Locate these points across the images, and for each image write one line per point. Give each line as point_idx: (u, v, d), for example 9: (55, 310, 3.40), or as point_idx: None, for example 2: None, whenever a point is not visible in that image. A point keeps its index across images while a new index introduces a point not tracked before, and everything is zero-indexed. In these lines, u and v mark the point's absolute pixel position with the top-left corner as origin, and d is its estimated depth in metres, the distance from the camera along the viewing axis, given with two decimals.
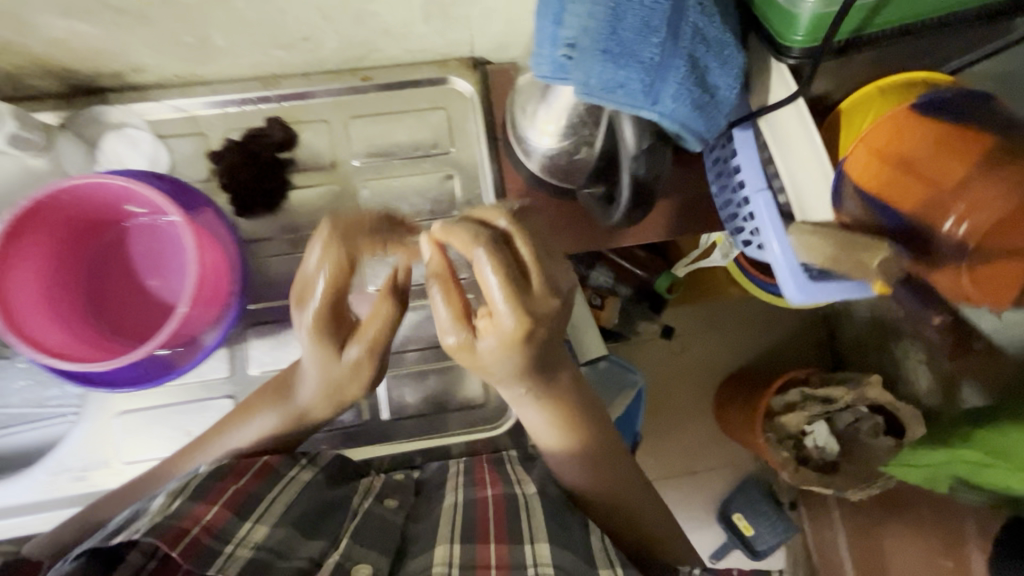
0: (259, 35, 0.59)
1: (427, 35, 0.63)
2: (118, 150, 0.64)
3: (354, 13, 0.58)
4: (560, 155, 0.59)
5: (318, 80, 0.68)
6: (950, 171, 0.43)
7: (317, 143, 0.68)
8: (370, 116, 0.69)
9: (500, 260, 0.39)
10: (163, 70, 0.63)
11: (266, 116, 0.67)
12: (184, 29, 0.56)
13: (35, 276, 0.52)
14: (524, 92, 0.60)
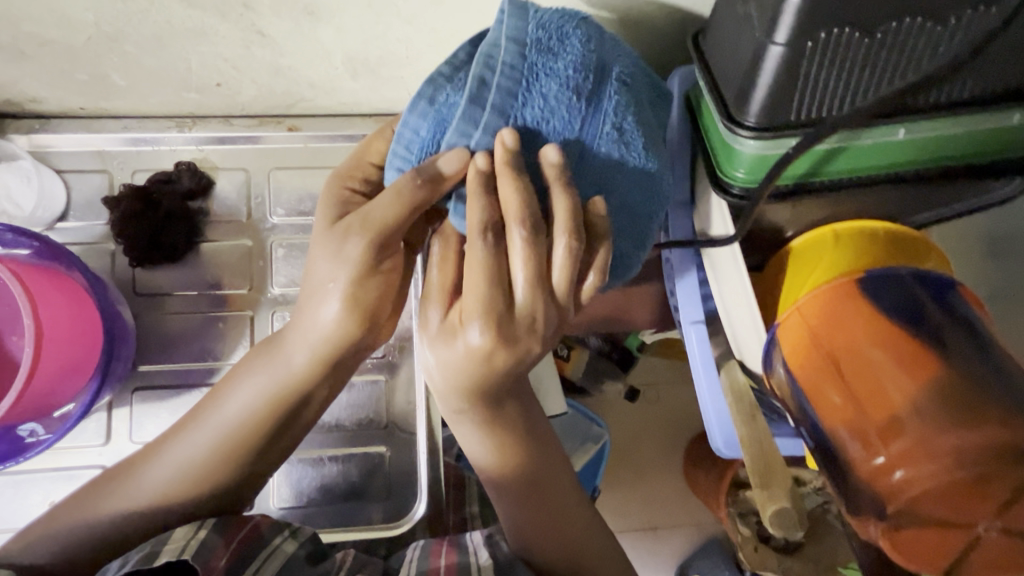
0: (164, 78, 0.53)
1: (358, 91, 0.56)
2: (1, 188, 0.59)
3: (269, 66, 0.51)
4: None
5: (242, 124, 0.61)
6: (882, 403, 0.37)
7: (231, 193, 0.62)
8: (293, 169, 0.63)
9: (480, 196, 0.33)
10: (62, 103, 0.57)
11: (178, 160, 0.61)
12: (74, 68, 0.50)
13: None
14: None
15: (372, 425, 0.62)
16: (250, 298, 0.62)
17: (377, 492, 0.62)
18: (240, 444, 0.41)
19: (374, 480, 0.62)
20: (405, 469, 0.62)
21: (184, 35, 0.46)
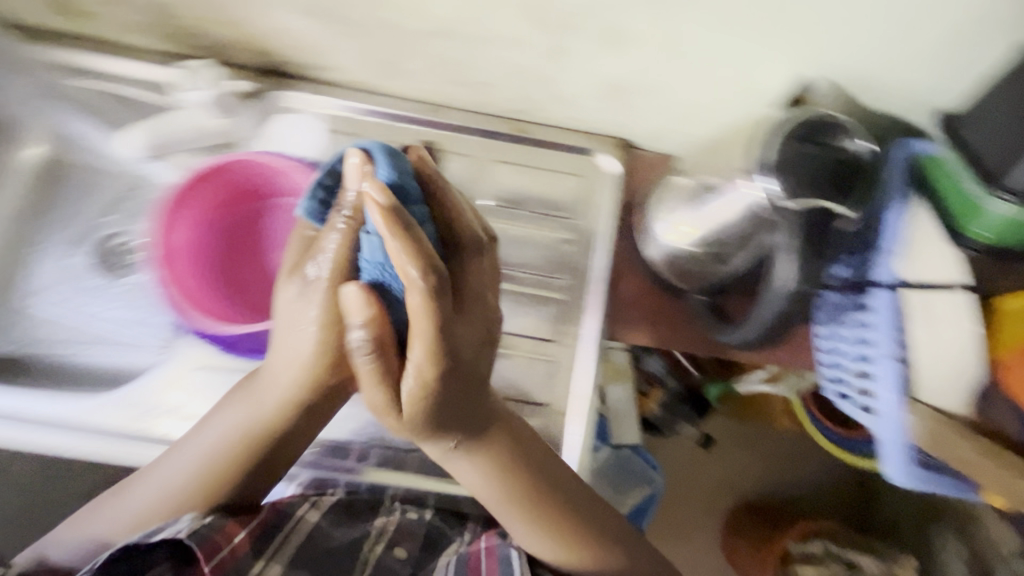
0: (446, 71, 0.64)
1: (595, 111, 0.66)
2: (274, 134, 0.69)
3: (539, 76, 0.62)
4: (678, 257, 0.65)
5: (481, 119, 0.72)
6: None
7: (457, 175, 0.72)
8: (512, 165, 0.72)
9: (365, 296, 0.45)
10: (349, 75, 0.68)
11: (422, 138, 0.71)
12: (390, 51, 0.62)
13: (189, 225, 0.62)
14: (673, 191, 0.65)
15: (531, 404, 0.67)
16: None
17: None
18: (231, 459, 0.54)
19: None
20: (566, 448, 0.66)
21: (495, 41, 0.57)
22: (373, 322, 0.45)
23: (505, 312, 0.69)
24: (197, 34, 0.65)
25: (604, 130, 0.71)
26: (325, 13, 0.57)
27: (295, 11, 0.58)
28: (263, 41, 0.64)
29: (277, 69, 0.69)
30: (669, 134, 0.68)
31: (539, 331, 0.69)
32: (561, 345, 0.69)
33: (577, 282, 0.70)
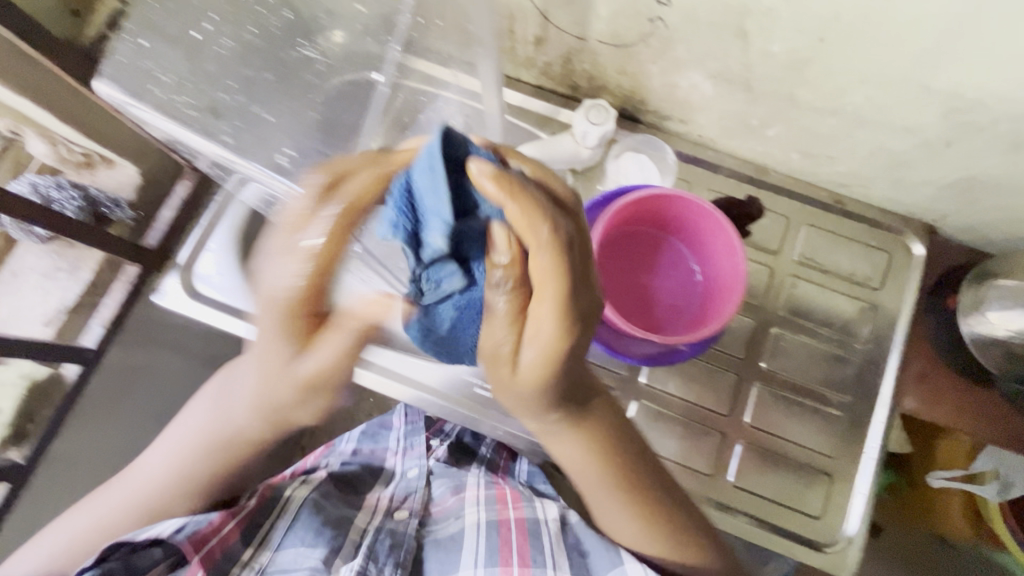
0: (802, 141, 0.72)
1: (927, 195, 0.73)
2: (626, 171, 0.77)
3: (895, 160, 0.69)
4: (994, 342, 0.66)
5: (800, 184, 0.79)
6: None
7: (771, 232, 0.78)
8: (821, 231, 0.78)
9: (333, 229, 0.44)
10: (700, 129, 0.77)
11: (746, 192, 0.79)
12: (763, 119, 0.71)
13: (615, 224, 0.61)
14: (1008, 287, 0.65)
15: (818, 451, 0.73)
16: (756, 314, 0.76)
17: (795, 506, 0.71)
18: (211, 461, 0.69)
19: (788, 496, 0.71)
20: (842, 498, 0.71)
21: (880, 127, 0.65)
22: (517, 263, 0.44)
23: (802, 364, 0.75)
24: (584, 77, 0.76)
25: (919, 212, 0.77)
26: (734, 82, 0.66)
27: (703, 76, 0.67)
28: (645, 91, 0.74)
29: (634, 113, 0.79)
30: (991, 227, 0.73)
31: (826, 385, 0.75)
32: (850, 403, 0.74)
33: (868, 348, 0.76)
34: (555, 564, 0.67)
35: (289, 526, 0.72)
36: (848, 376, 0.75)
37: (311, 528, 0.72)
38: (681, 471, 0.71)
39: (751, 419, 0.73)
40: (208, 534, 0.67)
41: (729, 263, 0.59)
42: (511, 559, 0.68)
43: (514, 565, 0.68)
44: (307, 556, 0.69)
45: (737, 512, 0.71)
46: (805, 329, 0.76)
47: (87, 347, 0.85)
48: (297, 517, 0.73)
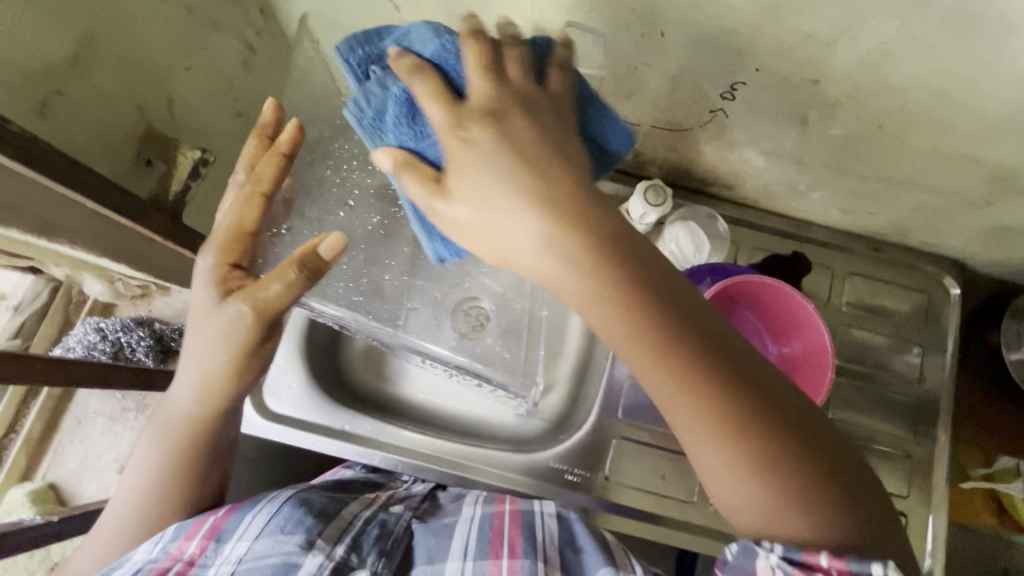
0: (845, 201, 0.75)
1: (963, 240, 0.77)
2: (678, 238, 0.77)
3: (933, 215, 0.73)
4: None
5: (840, 234, 0.83)
6: None
7: (817, 284, 0.82)
8: (864, 278, 0.82)
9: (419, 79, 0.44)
10: (745, 193, 0.80)
11: (792, 248, 0.82)
12: (808, 185, 0.74)
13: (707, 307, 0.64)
14: None
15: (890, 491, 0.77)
16: None
17: None
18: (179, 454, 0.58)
19: None
20: (920, 534, 0.76)
21: (924, 189, 0.68)
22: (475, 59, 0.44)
23: (861, 409, 0.79)
24: (632, 155, 0.77)
25: (952, 252, 0.81)
26: (787, 157, 0.68)
27: (754, 152, 0.69)
28: (693, 163, 0.76)
29: (680, 181, 0.81)
30: (1019, 262, 0.78)
31: (885, 427, 0.79)
32: (912, 443, 0.78)
33: (919, 387, 0.80)
34: (547, 560, 0.57)
35: (267, 516, 0.58)
36: (903, 414, 0.79)
37: (291, 517, 0.59)
38: None
39: None
40: (168, 564, 0.54)
41: (816, 358, 0.64)
42: (501, 552, 0.58)
43: (503, 556, 0.58)
44: (284, 543, 0.56)
45: None
46: (862, 375, 0.80)
47: None
48: (276, 507, 0.60)
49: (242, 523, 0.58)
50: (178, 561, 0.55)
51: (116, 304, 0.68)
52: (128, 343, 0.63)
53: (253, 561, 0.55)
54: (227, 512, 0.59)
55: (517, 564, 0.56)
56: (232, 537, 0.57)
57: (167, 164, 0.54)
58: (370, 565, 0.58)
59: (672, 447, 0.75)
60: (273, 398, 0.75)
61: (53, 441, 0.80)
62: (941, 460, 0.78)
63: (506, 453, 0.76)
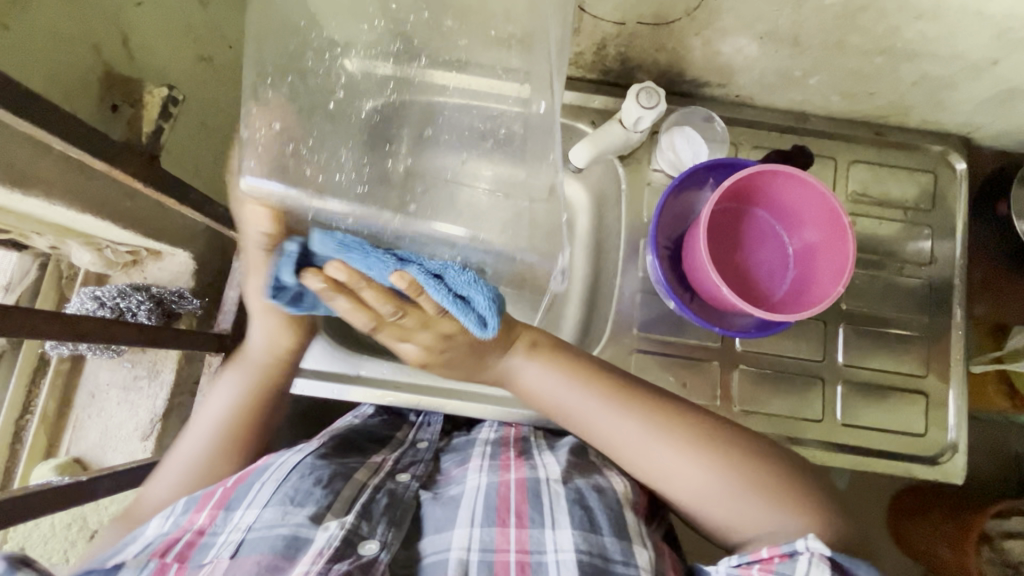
0: (843, 84, 0.72)
1: (967, 113, 0.75)
2: (675, 145, 0.75)
3: (935, 88, 0.71)
4: None
5: (840, 123, 0.80)
6: None
7: (821, 175, 0.80)
8: (868, 164, 0.80)
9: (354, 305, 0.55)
10: (740, 89, 0.77)
11: (795, 141, 0.80)
12: (805, 71, 0.71)
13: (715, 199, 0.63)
14: None
15: (909, 374, 0.77)
16: None
17: (896, 428, 0.76)
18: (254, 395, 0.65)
19: (891, 420, 0.76)
20: (943, 410, 0.76)
21: (923, 58, 0.66)
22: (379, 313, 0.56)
23: (876, 296, 0.79)
24: (620, 60, 0.74)
25: (955, 128, 0.79)
26: (781, 39, 0.65)
27: (747, 38, 0.66)
28: (684, 63, 0.73)
29: (674, 84, 0.77)
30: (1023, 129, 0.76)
31: (899, 312, 0.78)
32: (927, 324, 0.78)
33: (931, 269, 0.79)
34: (553, 522, 0.57)
35: (276, 485, 0.60)
36: (916, 296, 0.79)
37: (300, 488, 0.59)
38: (794, 423, 0.75)
39: (847, 360, 0.76)
40: (178, 535, 0.57)
41: (832, 243, 0.62)
42: (508, 518, 0.58)
43: (510, 525, 0.57)
44: (293, 513, 0.57)
45: (848, 448, 0.75)
46: (873, 263, 0.79)
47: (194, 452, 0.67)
48: (285, 476, 0.61)
49: (252, 492, 0.59)
50: (189, 531, 0.57)
51: (109, 274, 0.66)
52: (130, 308, 0.62)
53: (262, 533, 0.55)
54: (236, 485, 0.60)
55: (526, 536, 0.56)
56: (241, 505, 0.58)
57: (135, 107, 0.52)
58: (380, 536, 0.57)
59: (691, 354, 0.75)
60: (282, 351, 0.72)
61: (71, 416, 0.72)
62: (955, 338, 0.78)
63: None
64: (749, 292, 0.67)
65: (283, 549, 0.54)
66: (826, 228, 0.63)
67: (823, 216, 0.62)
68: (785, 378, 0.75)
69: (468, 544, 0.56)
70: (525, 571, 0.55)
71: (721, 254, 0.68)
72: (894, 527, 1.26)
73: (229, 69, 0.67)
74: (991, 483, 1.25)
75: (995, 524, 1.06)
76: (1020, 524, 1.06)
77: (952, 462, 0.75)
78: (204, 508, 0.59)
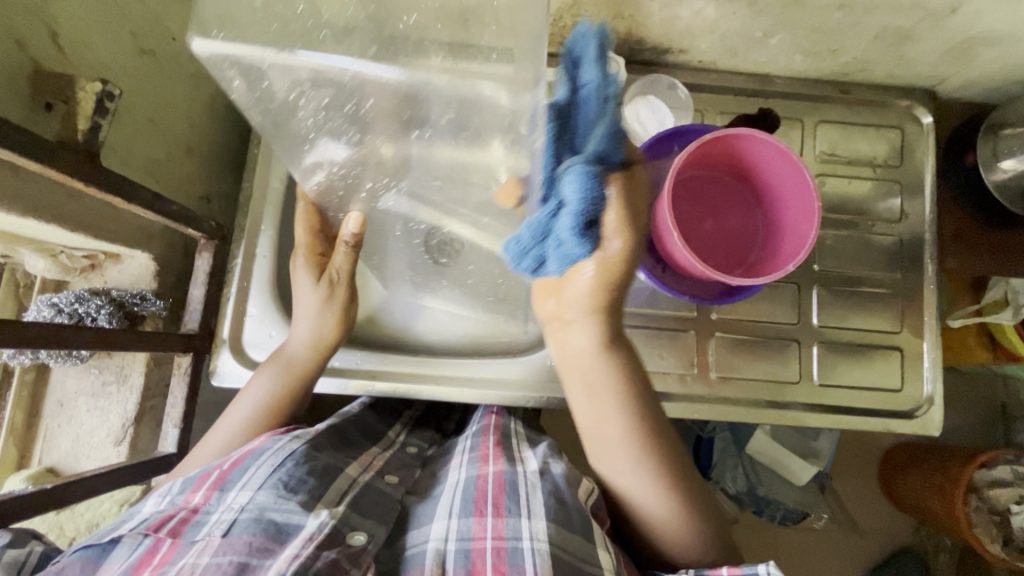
0: (804, 43, 0.72)
1: (930, 65, 0.74)
2: (639, 116, 0.74)
3: (894, 41, 0.70)
4: (1012, 189, 0.75)
5: (804, 83, 0.79)
6: None
7: (788, 137, 0.79)
8: (835, 122, 0.80)
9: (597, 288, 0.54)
10: (702, 54, 0.75)
11: (761, 104, 0.79)
12: (765, 31, 0.70)
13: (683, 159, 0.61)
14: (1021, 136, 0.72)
15: (884, 330, 0.77)
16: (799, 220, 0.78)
17: (873, 384, 0.76)
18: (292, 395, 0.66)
19: (869, 377, 0.76)
20: (919, 363, 0.77)
21: (881, 11, 0.65)
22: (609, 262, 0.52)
23: (849, 255, 0.79)
24: None
25: (920, 81, 0.78)
26: None
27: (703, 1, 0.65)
28: (643, 30, 0.71)
29: (636, 52, 0.76)
30: (987, 79, 0.76)
31: (872, 270, 0.79)
32: (900, 279, 0.79)
33: (903, 225, 0.79)
34: (531, 513, 0.56)
35: (272, 469, 0.57)
36: (889, 253, 0.79)
37: (294, 474, 0.57)
38: (772, 387, 0.75)
39: (823, 320, 0.77)
40: (174, 511, 0.54)
41: (799, 212, 0.62)
42: (485, 508, 0.58)
43: (487, 514, 0.57)
44: (287, 500, 0.55)
45: (827, 406, 0.76)
46: (845, 223, 0.79)
47: (168, 451, 0.66)
48: (280, 461, 0.58)
49: (246, 475, 0.57)
50: (184, 510, 0.55)
51: (66, 281, 0.65)
52: (89, 312, 0.61)
53: (254, 514, 0.53)
54: (231, 467, 0.58)
55: (501, 524, 0.56)
56: (234, 487, 0.56)
57: (70, 105, 0.51)
58: (368, 529, 0.57)
59: (666, 324, 0.75)
60: (256, 348, 0.69)
61: (40, 426, 0.71)
62: (928, 293, 0.78)
63: (504, 364, 0.75)
64: (719, 260, 0.67)
65: (273, 533, 0.52)
66: (794, 193, 0.62)
67: (792, 182, 0.62)
68: (762, 342, 0.76)
69: (446, 535, 0.56)
70: (502, 557, 0.53)
71: (690, 220, 0.68)
72: (886, 483, 1.28)
73: (175, 61, 0.65)
74: (977, 434, 1.27)
75: (980, 474, 1.08)
76: (1005, 473, 1.08)
77: (930, 414, 0.76)
78: (202, 488, 0.56)
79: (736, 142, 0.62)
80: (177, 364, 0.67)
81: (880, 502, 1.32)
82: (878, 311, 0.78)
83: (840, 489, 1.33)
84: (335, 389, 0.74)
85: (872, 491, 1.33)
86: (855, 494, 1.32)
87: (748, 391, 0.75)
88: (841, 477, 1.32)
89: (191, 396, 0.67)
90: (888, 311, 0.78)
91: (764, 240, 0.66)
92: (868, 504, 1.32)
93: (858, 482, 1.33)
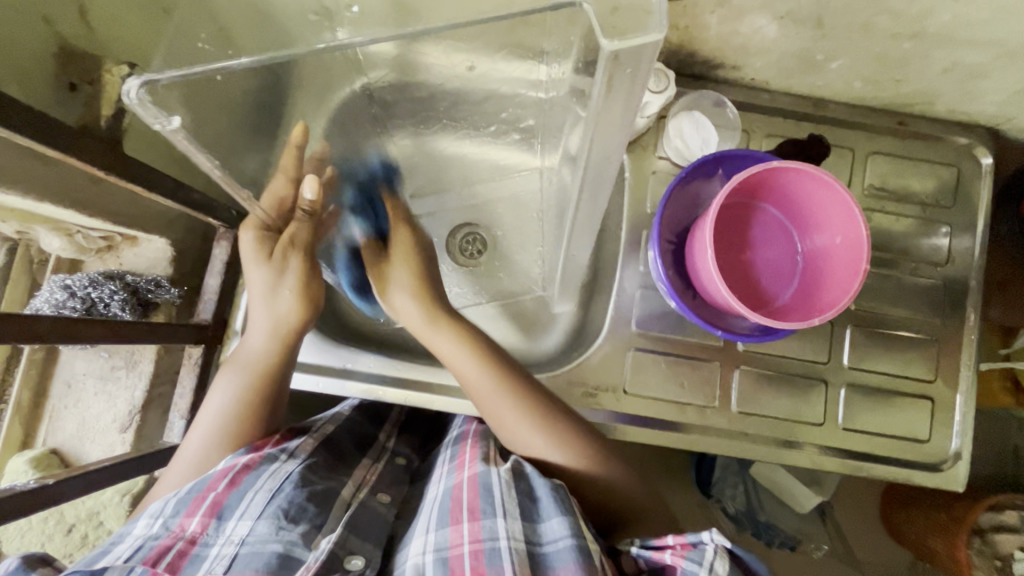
0: (866, 70, 0.67)
1: (998, 102, 0.69)
2: (682, 132, 0.71)
3: (961, 77, 0.66)
4: None
5: (859, 111, 0.75)
6: None
7: (837, 167, 0.75)
8: (887, 154, 0.75)
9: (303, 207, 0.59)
10: (754, 73, 0.71)
11: (812, 130, 0.75)
12: (826, 55, 0.66)
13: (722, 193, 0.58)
14: None
15: (916, 377, 0.74)
16: None
17: (897, 432, 0.73)
18: (256, 391, 0.63)
19: (894, 424, 0.73)
20: (948, 415, 0.74)
21: (953, 44, 0.60)
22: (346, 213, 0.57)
23: (887, 296, 0.75)
24: None
25: (983, 117, 0.74)
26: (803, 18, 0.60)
27: (766, 17, 0.61)
28: (695, 42, 0.67)
29: (686, 65, 0.72)
30: None
31: (910, 311, 0.75)
32: (938, 325, 0.75)
33: (947, 269, 0.76)
34: (506, 512, 0.56)
35: (270, 495, 0.56)
36: (929, 297, 0.75)
37: (295, 501, 0.56)
38: (792, 426, 0.72)
39: (854, 362, 0.74)
40: (170, 542, 0.53)
41: (848, 256, 0.58)
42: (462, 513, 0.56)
43: (463, 521, 0.55)
44: (287, 530, 0.54)
45: (848, 453, 0.73)
46: (885, 261, 0.75)
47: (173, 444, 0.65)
48: (278, 486, 0.57)
49: (244, 501, 0.56)
50: (180, 539, 0.54)
51: (81, 262, 0.64)
52: (104, 298, 0.60)
53: (254, 546, 0.53)
54: (227, 489, 0.56)
55: (478, 527, 0.54)
56: (232, 515, 0.55)
57: (92, 86, 0.55)
58: (366, 552, 0.56)
59: (691, 351, 0.72)
60: None
61: (47, 406, 0.70)
62: (966, 342, 0.75)
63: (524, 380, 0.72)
64: (753, 295, 0.64)
65: (276, 568, 0.51)
66: (845, 236, 0.58)
67: (844, 224, 0.58)
68: (788, 380, 0.73)
69: (423, 548, 0.55)
70: (480, 559, 0.52)
71: (725, 252, 0.65)
72: (887, 515, 1.26)
73: None
74: (988, 473, 1.23)
75: (986, 518, 1.05)
76: (1012, 519, 1.05)
77: (954, 467, 0.73)
78: (197, 511, 0.55)
79: (792, 173, 0.58)
80: (189, 355, 0.66)
81: (880, 535, 1.30)
82: (912, 356, 0.74)
83: (839, 518, 1.31)
84: (333, 391, 0.70)
85: (875, 523, 1.30)
86: (856, 524, 1.30)
87: (766, 429, 0.72)
88: (843, 504, 1.30)
89: (200, 388, 0.66)
90: (922, 357, 0.74)
91: (803, 281, 0.63)
92: (870, 536, 1.30)
93: (860, 512, 1.30)
